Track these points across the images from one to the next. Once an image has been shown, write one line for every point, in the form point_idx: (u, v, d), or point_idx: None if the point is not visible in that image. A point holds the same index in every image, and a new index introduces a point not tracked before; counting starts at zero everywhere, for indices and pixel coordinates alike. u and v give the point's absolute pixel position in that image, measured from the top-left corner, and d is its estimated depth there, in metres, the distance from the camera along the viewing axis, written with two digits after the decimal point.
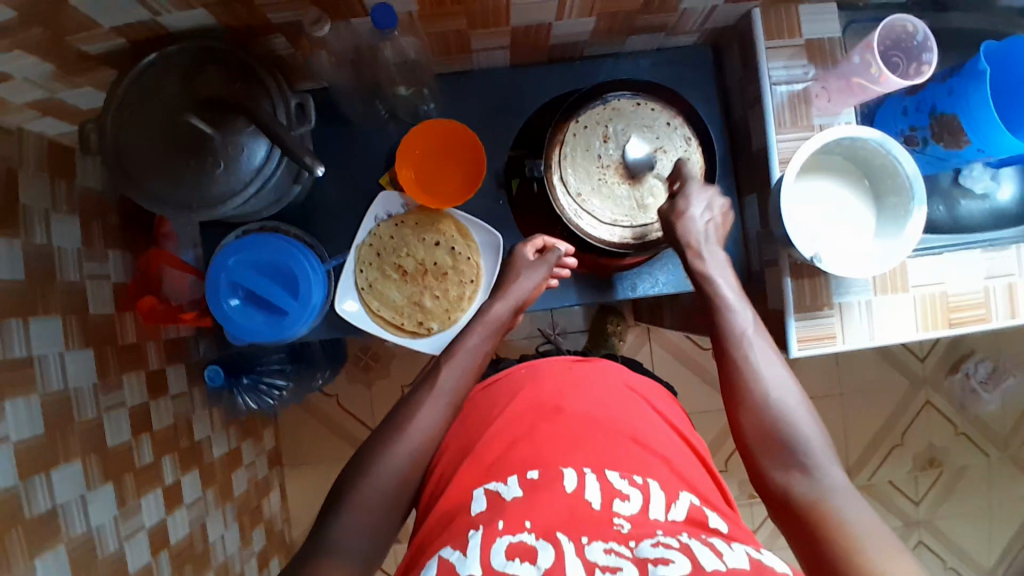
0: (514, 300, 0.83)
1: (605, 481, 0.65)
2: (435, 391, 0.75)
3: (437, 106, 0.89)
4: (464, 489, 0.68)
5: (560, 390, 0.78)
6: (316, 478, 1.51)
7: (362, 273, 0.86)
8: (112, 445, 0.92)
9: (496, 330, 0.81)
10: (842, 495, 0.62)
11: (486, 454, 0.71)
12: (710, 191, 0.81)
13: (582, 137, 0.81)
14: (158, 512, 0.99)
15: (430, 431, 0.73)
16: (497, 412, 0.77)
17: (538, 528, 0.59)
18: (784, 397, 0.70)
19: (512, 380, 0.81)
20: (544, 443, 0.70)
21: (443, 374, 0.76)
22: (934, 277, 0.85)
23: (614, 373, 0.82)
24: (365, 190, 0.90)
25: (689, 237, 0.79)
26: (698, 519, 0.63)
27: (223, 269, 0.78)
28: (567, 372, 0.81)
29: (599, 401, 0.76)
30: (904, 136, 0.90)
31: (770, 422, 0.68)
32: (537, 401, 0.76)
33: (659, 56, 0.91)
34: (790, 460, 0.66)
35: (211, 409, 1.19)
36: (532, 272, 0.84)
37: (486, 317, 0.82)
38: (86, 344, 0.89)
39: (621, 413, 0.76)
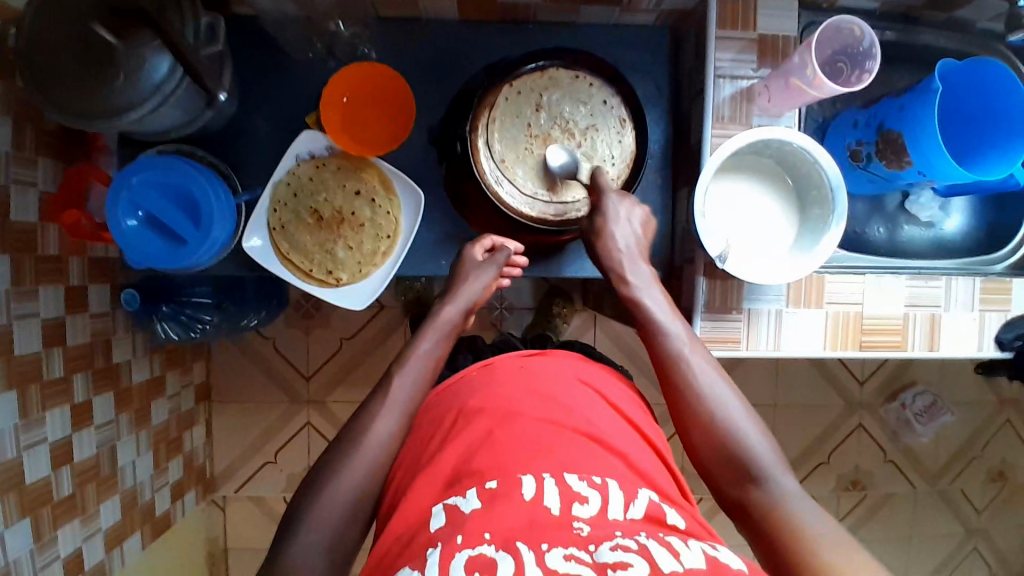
0: (464, 302, 0.80)
1: (564, 485, 0.56)
2: (389, 400, 0.69)
3: (378, 51, 0.86)
4: (425, 504, 0.58)
5: (512, 389, 0.67)
6: (245, 418, 1.47)
7: (277, 212, 0.83)
8: (19, 354, 0.89)
9: (448, 334, 0.78)
10: (798, 498, 0.59)
11: (443, 462, 0.61)
12: (627, 200, 0.79)
13: (514, 103, 0.80)
14: (64, 428, 0.98)
15: (382, 443, 0.66)
16: (453, 417, 0.67)
17: (498, 538, 0.50)
18: (728, 404, 0.66)
19: (467, 384, 0.71)
20: (502, 445, 0.60)
21: (396, 381, 0.71)
22: (853, 296, 0.84)
23: (569, 367, 0.73)
24: (292, 129, 0.87)
25: (615, 264, 0.77)
26: (657, 516, 0.56)
27: (124, 186, 0.76)
28: (520, 369, 0.70)
29: (558, 402, 0.65)
30: (852, 149, 0.87)
31: (719, 440, 0.64)
32: (495, 402, 0.65)
33: (616, 31, 0.87)
34: (743, 473, 0.62)
35: (134, 333, 1.16)
36: (481, 271, 0.82)
37: (436, 320, 0.78)
38: (1, 251, 0.85)
39: (578, 409, 0.65)
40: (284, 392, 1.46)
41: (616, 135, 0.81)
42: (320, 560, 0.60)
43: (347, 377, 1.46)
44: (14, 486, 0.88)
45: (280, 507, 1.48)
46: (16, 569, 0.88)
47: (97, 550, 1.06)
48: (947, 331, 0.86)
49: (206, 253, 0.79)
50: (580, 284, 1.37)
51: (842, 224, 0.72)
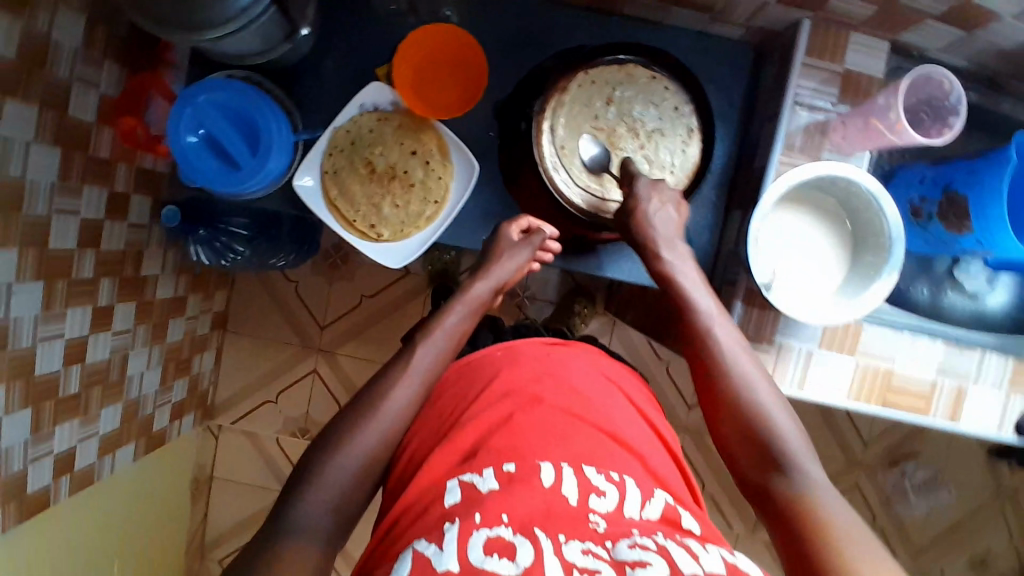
0: (495, 281, 0.80)
1: (582, 477, 0.56)
2: (408, 370, 0.69)
3: (459, 17, 0.86)
4: (441, 475, 0.59)
5: (536, 376, 0.68)
6: (254, 354, 1.49)
7: (332, 157, 0.83)
8: (54, 247, 0.89)
9: (474, 311, 0.77)
10: (824, 491, 0.57)
11: (462, 437, 0.62)
12: (659, 184, 0.76)
13: (587, 92, 0.79)
14: (82, 327, 0.99)
15: (397, 411, 0.67)
16: (474, 393, 0.67)
17: (515, 522, 0.51)
18: (759, 392, 0.66)
19: (489, 363, 0.71)
20: (522, 428, 0.61)
21: (419, 351, 0.71)
22: (886, 351, 0.83)
23: (592, 363, 0.73)
24: (362, 77, 0.87)
25: (648, 238, 0.74)
26: (673, 518, 0.57)
27: (190, 103, 0.76)
28: (543, 357, 0.71)
29: (579, 396, 0.66)
30: (913, 205, 0.86)
31: (748, 426, 0.64)
32: (518, 384, 0.66)
33: (699, 40, 0.86)
34: (768, 461, 0.61)
35: (165, 250, 1.18)
36: (514, 252, 0.81)
37: (465, 295, 0.78)
38: (54, 144, 0.85)
39: (598, 405, 0.67)
40: (297, 336, 1.47)
41: (682, 143, 0.80)
42: (319, 506, 0.60)
43: (359, 334, 1.47)
44: (24, 375, 0.88)
45: (271, 447, 1.50)
46: (8, 455, 0.88)
47: (89, 453, 1.07)
48: (973, 407, 0.84)
49: (259, 182, 0.80)
50: (606, 288, 1.36)
51: (892, 279, 0.71)
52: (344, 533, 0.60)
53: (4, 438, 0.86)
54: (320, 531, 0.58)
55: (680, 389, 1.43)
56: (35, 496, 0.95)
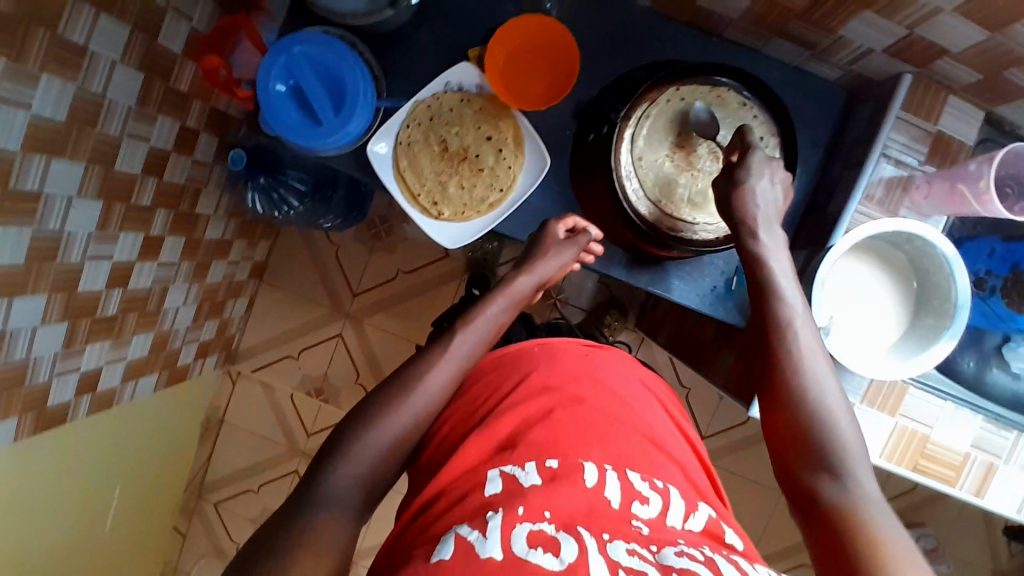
0: (539, 277, 0.80)
1: (626, 481, 0.57)
2: (447, 354, 0.69)
3: (559, 12, 0.86)
4: (477, 461, 0.59)
5: (577, 375, 0.68)
6: (284, 306, 1.50)
7: (408, 129, 0.84)
8: (119, 169, 0.91)
9: (515, 304, 0.77)
10: (873, 504, 0.58)
11: (499, 426, 0.62)
12: (774, 161, 0.74)
13: (674, 107, 0.79)
14: (130, 252, 1.01)
15: (435, 393, 0.67)
16: (510, 385, 0.67)
17: (558, 520, 0.51)
18: (827, 395, 0.64)
19: (526, 356, 0.71)
20: (564, 424, 0.61)
21: (458, 339, 0.70)
22: (925, 418, 0.82)
23: (629, 367, 0.73)
24: (451, 55, 0.87)
25: (747, 213, 0.72)
26: (715, 534, 0.57)
27: (285, 53, 0.78)
28: (585, 357, 0.71)
29: (621, 400, 0.66)
30: (978, 277, 0.84)
31: (807, 424, 0.63)
32: (558, 381, 0.67)
33: (793, 74, 0.85)
34: (821, 463, 0.61)
35: (222, 192, 1.20)
36: (559, 249, 0.80)
37: (510, 288, 0.77)
38: (139, 68, 0.87)
39: (639, 412, 0.66)
40: (328, 298, 1.49)
41: None
42: (349, 467, 0.60)
43: (389, 307, 1.48)
44: (66, 288, 0.89)
45: (285, 402, 1.52)
46: (36, 365, 0.89)
47: (115, 376, 1.09)
48: (1000, 485, 0.82)
49: (337, 141, 0.81)
50: (641, 304, 1.35)
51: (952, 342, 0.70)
52: (369, 499, 0.61)
53: (35, 347, 0.88)
54: (344, 490, 0.59)
55: (696, 418, 1.42)
56: (54, 409, 0.97)
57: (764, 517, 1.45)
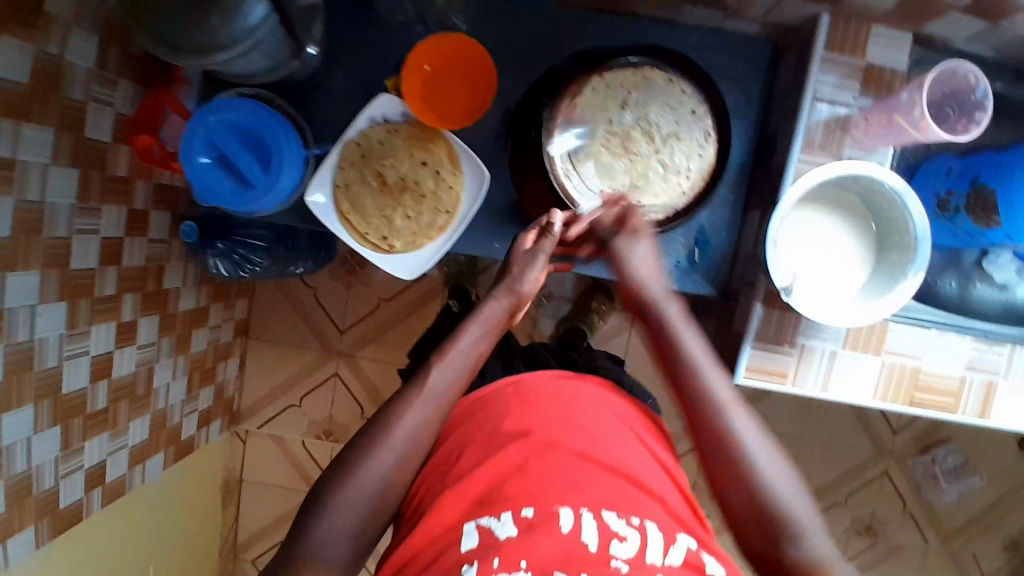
0: (511, 296, 0.73)
1: (602, 521, 0.57)
2: (424, 393, 0.66)
3: (467, 24, 0.85)
4: (452, 519, 0.60)
5: (549, 417, 0.65)
6: (277, 359, 1.51)
7: (343, 170, 0.84)
8: (76, 268, 0.91)
9: (490, 328, 0.72)
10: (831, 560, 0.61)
11: (474, 480, 0.61)
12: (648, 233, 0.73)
13: (601, 95, 0.77)
14: (107, 343, 1.01)
15: (416, 438, 0.65)
16: (484, 434, 0.65)
17: (535, 569, 0.54)
18: (764, 463, 0.63)
19: (500, 398, 0.69)
20: (537, 474, 0.60)
21: (432, 375, 0.67)
22: (912, 349, 0.80)
23: (605, 400, 0.70)
24: (371, 87, 0.86)
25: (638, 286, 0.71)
26: (695, 564, 0.58)
27: (202, 124, 0.77)
28: (557, 390, 0.69)
29: (596, 436, 0.65)
30: (939, 199, 0.81)
31: (758, 497, 0.62)
32: (532, 423, 0.65)
33: (714, 35, 0.84)
34: (780, 534, 0.61)
35: (186, 262, 1.20)
36: (529, 265, 0.73)
37: (480, 315, 0.72)
38: (72, 164, 0.87)
39: (614, 443, 0.65)
40: (317, 342, 1.49)
41: (697, 146, 0.78)
42: (343, 526, 0.60)
43: (380, 337, 1.48)
44: (52, 393, 0.90)
45: (297, 452, 1.53)
46: (40, 472, 0.90)
47: (121, 465, 1.10)
48: (1002, 402, 0.82)
49: (271, 200, 0.80)
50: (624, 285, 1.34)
51: (919, 276, 0.68)
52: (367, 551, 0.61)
53: (35, 456, 0.89)
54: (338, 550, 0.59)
55: None
56: (69, 511, 0.98)
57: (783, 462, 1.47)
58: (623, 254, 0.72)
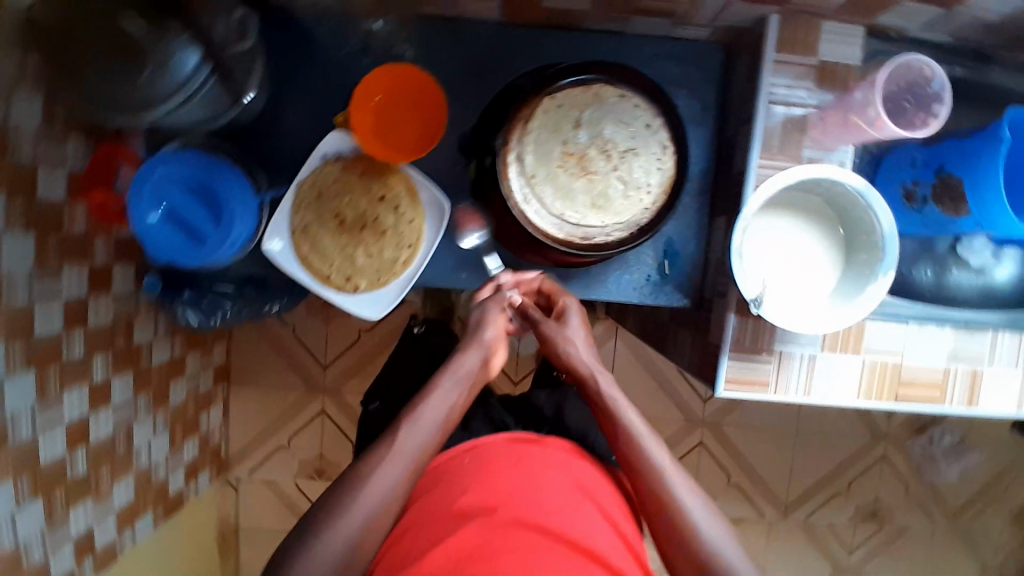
0: (483, 348, 0.76)
1: None
2: (394, 450, 0.66)
3: (414, 53, 0.83)
4: None
5: (510, 489, 0.64)
6: (261, 400, 1.48)
7: (299, 213, 0.82)
8: (39, 334, 0.87)
9: (464, 381, 0.73)
10: None
11: (429, 562, 0.58)
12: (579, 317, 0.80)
13: (554, 116, 0.76)
14: (81, 407, 0.97)
15: (383, 499, 0.63)
16: (443, 510, 0.63)
17: None
18: (705, 526, 0.65)
19: (462, 471, 0.68)
20: (497, 552, 0.57)
21: (403, 431, 0.67)
22: (893, 345, 0.79)
23: (565, 469, 0.69)
24: (322, 125, 0.84)
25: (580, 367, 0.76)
26: None
27: (147, 181, 0.74)
28: (517, 462, 0.68)
29: (557, 508, 0.63)
30: (906, 190, 0.80)
31: (703, 560, 0.63)
32: (491, 496, 0.63)
33: (665, 44, 0.83)
34: None
35: (156, 313, 1.16)
36: (488, 313, 0.78)
37: (454, 367, 0.74)
38: (26, 228, 0.83)
39: (575, 515, 0.63)
40: (301, 379, 1.47)
41: (655, 160, 0.77)
42: None
43: (364, 367, 1.46)
44: (29, 467, 0.87)
45: (292, 492, 1.49)
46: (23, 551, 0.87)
47: (108, 530, 1.07)
48: (989, 389, 0.80)
49: (227, 251, 0.79)
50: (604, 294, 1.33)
51: (890, 276, 0.67)
52: None
53: (17, 535, 0.86)
54: None
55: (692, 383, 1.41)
56: None
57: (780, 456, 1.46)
58: (557, 338, 0.78)
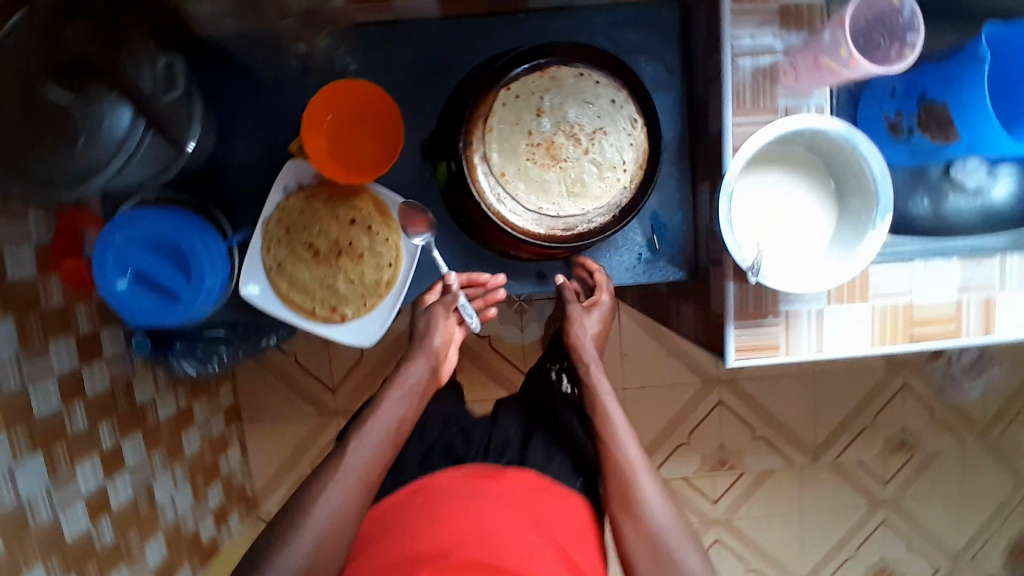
0: (429, 359, 0.77)
1: None
2: (343, 469, 0.66)
3: (359, 65, 0.79)
4: None
5: (462, 534, 0.65)
6: (277, 434, 1.47)
7: (271, 251, 0.79)
8: (39, 415, 0.82)
9: (412, 394, 0.74)
10: None
11: None
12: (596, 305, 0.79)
13: (513, 108, 0.72)
14: (97, 478, 0.92)
15: (336, 518, 0.64)
16: (395, 555, 0.65)
17: None
18: (661, 516, 0.67)
19: (415, 510, 0.69)
20: None
21: (351, 450, 0.68)
22: (900, 285, 0.76)
23: (519, 502, 0.70)
24: (279, 156, 0.81)
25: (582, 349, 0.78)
26: None
27: (108, 248, 0.71)
28: (468, 501, 0.68)
29: (508, 551, 0.64)
30: (890, 122, 0.76)
31: (656, 546, 0.66)
32: (443, 543, 0.64)
33: (616, 11, 0.78)
34: None
35: (154, 371, 1.09)
36: (436, 319, 0.78)
37: (400, 380, 0.74)
38: (3, 312, 0.76)
39: (524, 559, 0.64)
40: (312, 406, 1.46)
41: (626, 135, 0.73)
42: None
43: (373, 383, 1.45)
44: (55, 548, 0.83)
45: None
46: None
47: None
48: (1004, 314, 0.78)
49: (203, 304, 0.76)
50: None
51: (885, 227, 0.65)
52: None
53: None
54: None
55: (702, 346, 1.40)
56: None
57: (801, 403, 1.45)
58: (576, 320, 0.79)
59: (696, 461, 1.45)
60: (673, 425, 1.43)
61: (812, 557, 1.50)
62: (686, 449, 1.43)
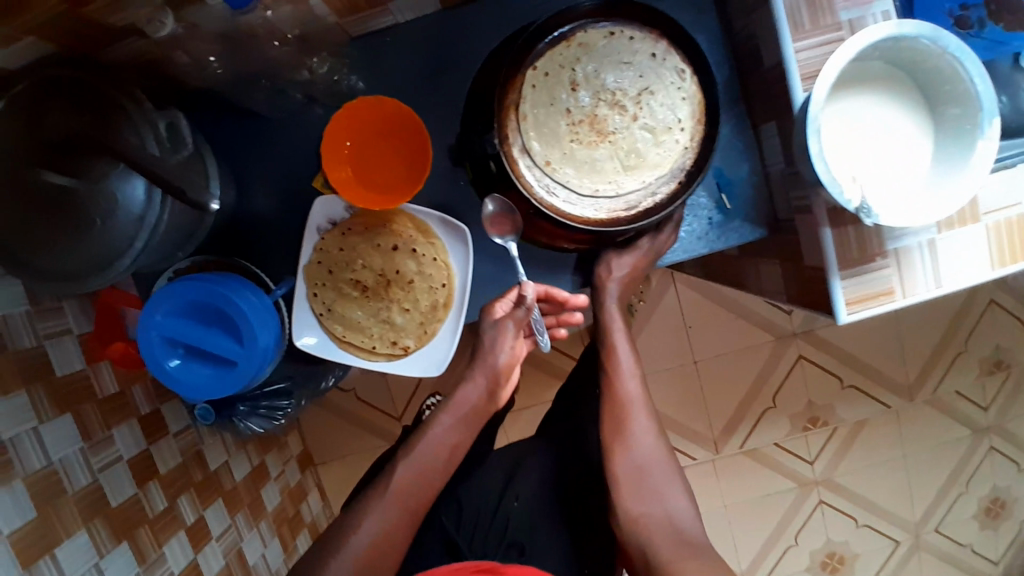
0: (483, 378, 0.76)
1: None
2: (387, 488, 0.69)
3: (365, 80, 0.73)
4: None
5: None
6: (352, 474, 1.42)
7: (318, 296, 0.74)
8: (117, 504, 0.76)
9: (465, 417, 0.74)
10: (680, 521, 0.70)
11: None
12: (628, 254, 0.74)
13: (544, 88, 0.65)
14: (186, 554, 0.86)
15: (376, 545, 0.66)
16: None
17: None
18: (649, 443, 0.73)
19: None
20: None
21: (399, 469, 0.70)
22: (1007, 196, 0.66)
23: None
24: (303, 194, 0.76)
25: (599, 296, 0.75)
26: None
27: (152, 327, 0.68)
28: None
29: None
30: (955, 17, 0.69)
31: (640, 468, 0.72)
32: None
33: None
34: (646, 499, 0.71)
35: (222, 436, 1.04)
36: (502, 337, 0.74)
37: (454, 402, 0.74)
38: (62, 409, 0.72)
39: None
40: (380, 439, 1.42)
41: (676, 90, 0.65)
42: None
43: None
44: None
45: None
46: None
47: None
48: None
49: (261, 366, 0.72)
50: None
51: (996, 135, 0.57)
52: None
53: None
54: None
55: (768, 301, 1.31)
56: None
57: (882, 340, 1.35)
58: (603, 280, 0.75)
59: (786, 423, 1.35)
60: (755, 390, 1.33)
61: (922, 502, 1.39)
62: (773, 412, 1.34)
